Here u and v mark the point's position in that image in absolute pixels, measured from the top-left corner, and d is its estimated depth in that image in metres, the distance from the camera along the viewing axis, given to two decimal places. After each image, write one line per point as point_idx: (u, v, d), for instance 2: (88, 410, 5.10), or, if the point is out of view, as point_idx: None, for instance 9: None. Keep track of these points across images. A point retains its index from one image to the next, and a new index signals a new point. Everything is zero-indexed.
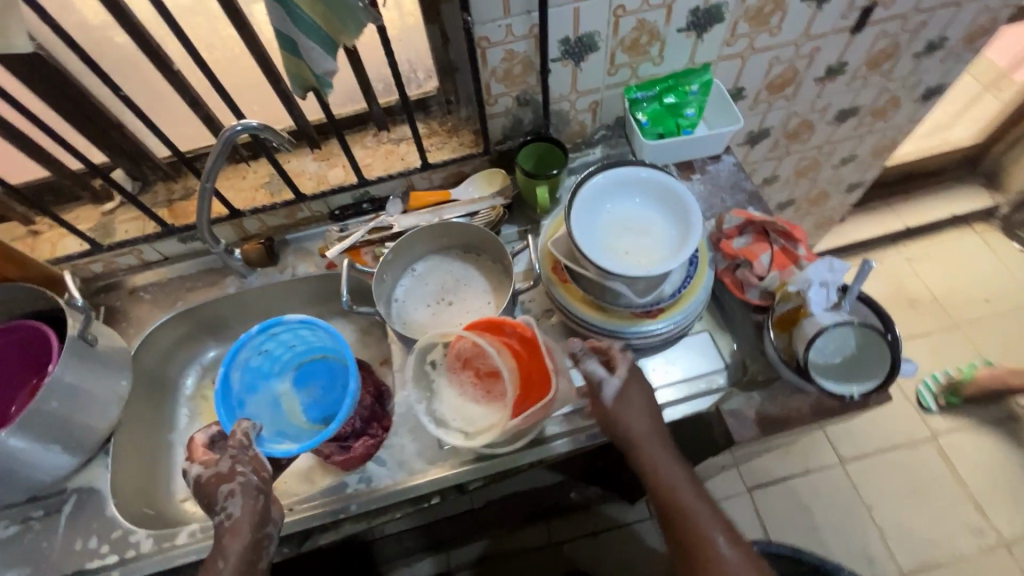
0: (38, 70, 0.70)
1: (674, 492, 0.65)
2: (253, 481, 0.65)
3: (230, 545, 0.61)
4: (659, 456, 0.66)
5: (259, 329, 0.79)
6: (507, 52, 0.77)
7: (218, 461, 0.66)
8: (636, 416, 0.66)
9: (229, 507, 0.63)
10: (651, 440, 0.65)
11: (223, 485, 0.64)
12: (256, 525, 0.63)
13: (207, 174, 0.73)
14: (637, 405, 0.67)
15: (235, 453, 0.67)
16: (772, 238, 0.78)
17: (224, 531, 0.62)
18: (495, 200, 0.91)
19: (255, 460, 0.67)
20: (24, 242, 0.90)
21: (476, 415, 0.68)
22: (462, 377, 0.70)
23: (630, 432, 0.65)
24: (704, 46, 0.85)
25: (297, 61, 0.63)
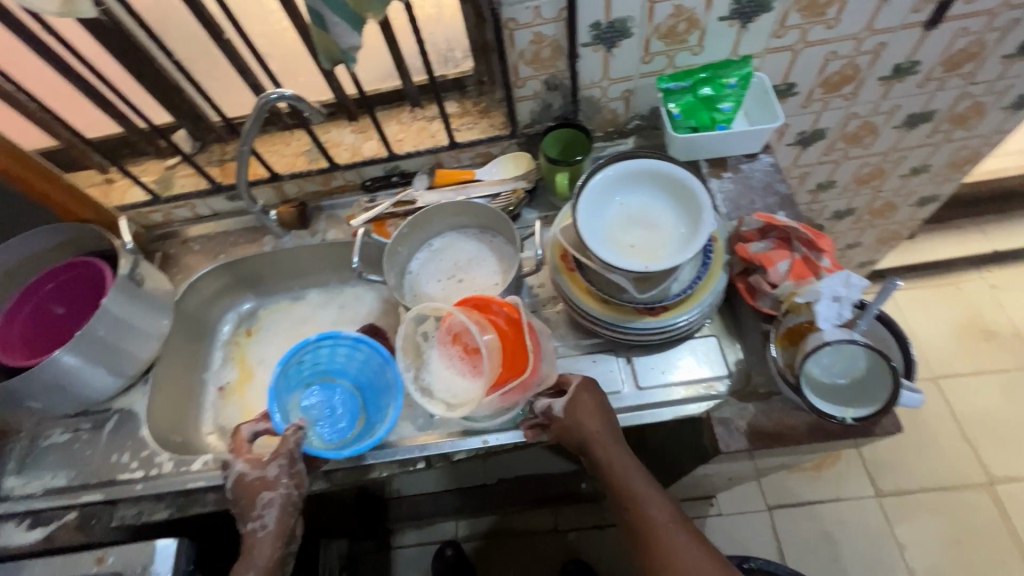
0: (111, 35, 0.79)
1: (632, 489, 0.67)
2: (293, 496, 0.70)
3: (258, 556, 0.67)
4: (615, 456, 0.68)
5: (320, 337, 0.80)
6: (536, 35, 0.77)
7: (268, 466, 0.70)
8: (592, 417, 0.68)
9: (265, 518, 0.68)
10: (608, 441, 0.68)
11: (264, 494, 0.69)
12: (281, 543, 0.69)
13: (245, 138, 0.79)
14: (591, 407, 0.69)
15: (283, 463, 0.70)
16: (794, 246, 0.74)
17: (256, 541, 0.68)
18: (518, 182, 0.92)
19: (298, 474, 0.71)
20: (99, 189, 1.01)
21: (460, 387, 0.73)
22: (451, 351, 0.75)
23: (586, 431, 0.68)
24: (750, 37, 0.81)
25: (325, 36, 0.66)
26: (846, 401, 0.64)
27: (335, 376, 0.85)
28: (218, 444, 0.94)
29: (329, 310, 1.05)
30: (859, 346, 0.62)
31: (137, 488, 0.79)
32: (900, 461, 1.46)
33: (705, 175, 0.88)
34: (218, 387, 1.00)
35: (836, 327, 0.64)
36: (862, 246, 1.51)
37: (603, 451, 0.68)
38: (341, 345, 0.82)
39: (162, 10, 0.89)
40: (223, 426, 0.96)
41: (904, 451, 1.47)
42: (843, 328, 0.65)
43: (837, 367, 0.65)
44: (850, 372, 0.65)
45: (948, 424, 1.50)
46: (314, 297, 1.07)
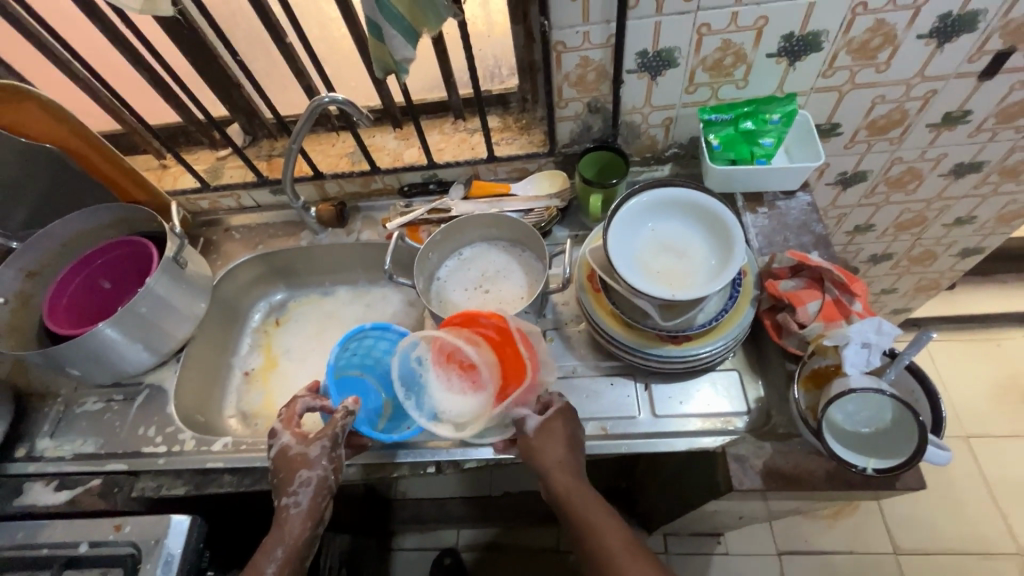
0: (181, 31, 0.83)
1: (594, 532, 0.63)
2: (329, 480, 0.70)
3: (288, 534, 0.68)
4: (574, 492, 0.66)
5: (376, 326, 0.85)
6: (582, 59, 0.79)
7: (311, 445, 0.70)
8: (551, 447, 0.68)
9: (298, 497, 0.69)
10: (568, 474, 0.67)
11: (302, 473, 0.69)
12: (311, 524, 0.69)
13: (296, 136, 0.83)
14: (553, 438, 0.69)
15: (325, 445, 0.71)
16: (825, 287, 0.73)
17: (288, 518, 0.68)
18: (551, 200, 0.93)
19: (338, 458, 0.72)
20: (154, 172, 1.07)
21: (467, 400, 0.75)
22: (448, 369, 0.77)
23: (543, 461, 0.67)
24: (796, 75, 0.81)
25: (381, 46, 0.69)
26: (870, 451, 0.63)
27: (363, 372, 0.84)
28: (238, 427, 0.97)
29: (355, 308, 1.08)
30: (886, 397, 0.60)
31: (159, 462, 0.82)
32: (921, 519, 1.40)
33: (740, 208, 0.88)
34: (244, 373, 1.03)
35: (863, 374, 0.63)
36: (898, 292, 1.47)
37: (561, 485, 0.66)
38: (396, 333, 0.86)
39: (229, 10, 0.94)
40: (245, 410, 0.99)
41: (927, 509, 1.42)
42: (871, 376, 0.63)
43: (862, 416, 0.64)
44: (875, 422, 0.63)
45: (976, 487, 1.44)
46: (343, 294, 1.10)
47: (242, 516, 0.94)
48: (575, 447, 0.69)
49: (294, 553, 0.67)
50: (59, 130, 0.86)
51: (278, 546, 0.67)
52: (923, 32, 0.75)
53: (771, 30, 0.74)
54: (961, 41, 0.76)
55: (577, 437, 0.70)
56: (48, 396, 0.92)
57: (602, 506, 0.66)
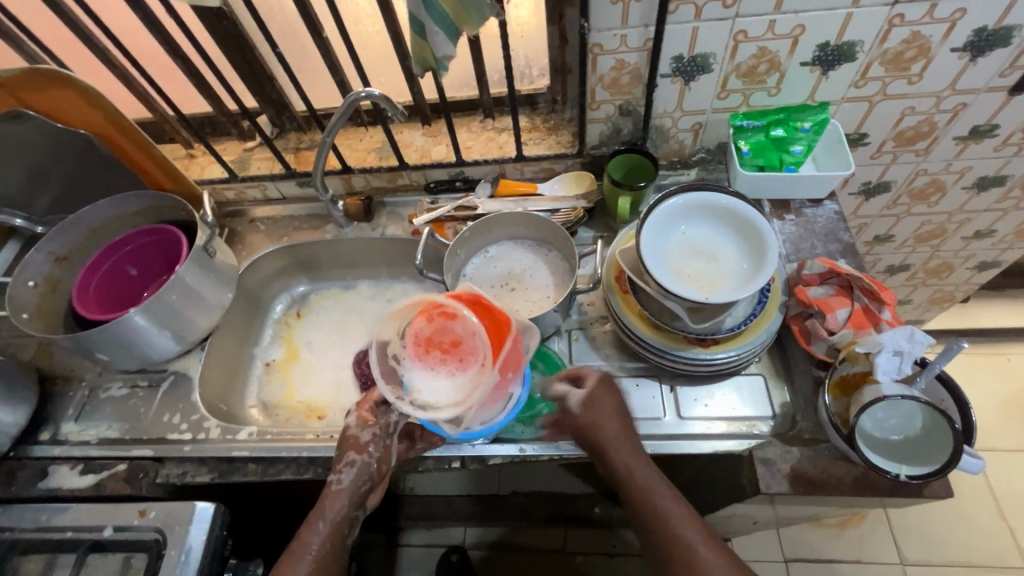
0: (219, 22, 0.84)
1: (650, 498, 0.64)
2: (372, 467, 0.71)
3: (329, 508, 0.68)
4: (632, 461, 0.66)
5: None
6: (618, 61, 0.80)
7: (366, 429, 0.72)
8: (603, 418, 0.68)
9: (342, 475, 0.70)
10: (625, 447, 0.66)
11: (350, 454, 0.71)
12: (352, 505, 0.69)
13: (330, 129, 0.84)
14: (605, 410, 0.68)
15: (377, 432, 0.72)
16: (854, 295, 0.74)
17: (330, 494, 0.69)
18: (578, 201, 0.94)
19: (386, 448, 0.73)
20: (182, 161, 1.07)
21: (451, 386, 0.67)
22: (428, 359, 0.69)
23: (598, 431, 0.67)
24: (829, 85, 0.81)
25: (423, 44, 0.70)
26: (900, 458, 0.63)
27: None
28: (259, 417, 0.98)
29: (377, 303, 1.09)
30: (918, 404, 0.61)
31: (185, 449, 0.83)
32: (928, 531, 1.41)
33: (767, 214, 0.88)
34: (265, 363, 1.04)
35: (894, 382, 0.64)
36: (912, 303, 1.48)
37: (619, 456, 0.66)
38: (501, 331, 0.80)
39: (264, 3, 0.95)
40: (266, 401, 0.99)
41: (936, 520, 1.42)
42: (901, 384, 0.64)
43: (892, 423, 0.65)
44: (905, 429, 0.64)
45: (983, 501, 1.44)
46: (364, 288, 1.11)
47: (260, 506, 0.94)
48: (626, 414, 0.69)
49: (333, 531, 0.68)
50: (93, 117, 0.86)
51: (318, 522, 0.67)
52: (958, 45, 0.75)
53: (807, 39, 0.75)
54: (994, 55, 0.77)
55: (625, 407, 0.70)
56: (73, 381, 0.92)
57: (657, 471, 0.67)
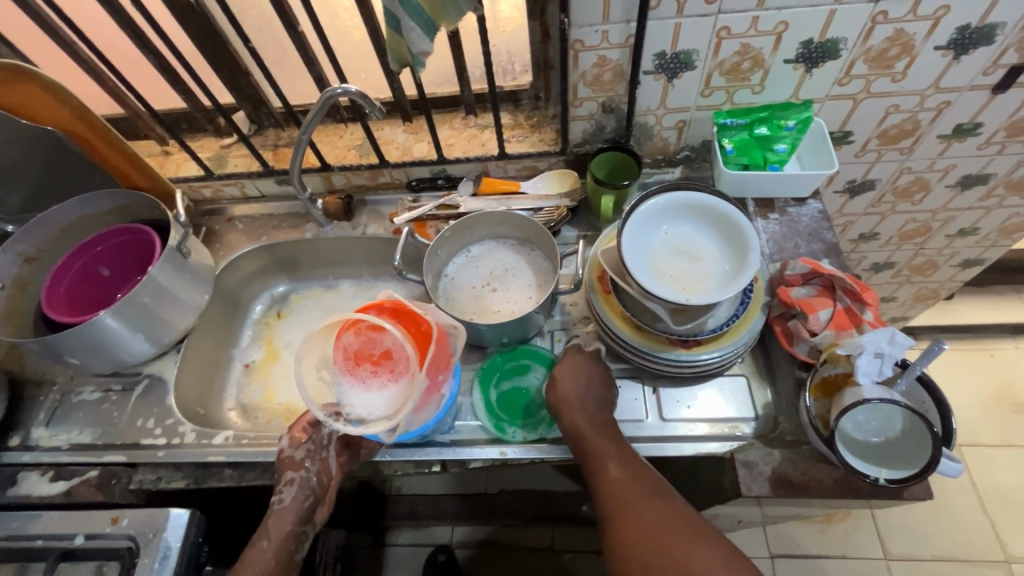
0: (191, 15, 0.82)
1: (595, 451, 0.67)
2: (311, 481, 0.72)
3: (273, 527, 0.70)
4: (586, 423, 0.69)
5: None
6: (600, 58, 0.78)
7: (299, 447, 0.73)
8: (563, 383, 0.73)
9: (283, 494, 0.71)
10: (576, 405, 0.71)
11: (288, 473, 0.72)
12: (297, 521, 0.71)
13: (306, 127, 0.82)
14: (570, 380, 0.74)
15: (312, 447, 0.74)
16: (837, 295, 0.73)
17: (273, 513, 0.71)
18: (561, 200, 0.93)
19: (324, 460, 0.74)
20: (156, 159, 1.05)
21: (384, 398, 0.72)
22: (360, 372, 0.74)
23: (558, 396, 0.72)
24: (813, 82, 0.81)
25: (398, 39, 0.68)
26: (880, 461, 0.63)
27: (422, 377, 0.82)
28: (237, 420, 0.96)
29: (359, 303, 1.07)
30: (898, 407, 0.61)
31: (159, 455, 0.81)
32: (912, 525, 1.42)
33: (751, 214, 0.87)
34: (244, 365, 1.02)
35: (875, 384, 0.63)
36: (897, 300, 1.48)
37: (573, 420, 0.70)
38: (474, 332, 0.80)
39: None
40: (245, 403, 0.98)
41: (920, 515, 1.43)
42: (882, 386, 0.64)
43: (873, 425, 0.64)
44: (885, 432, 0.64)
45: (966, 496, 1.46)
46: (346, 288, 1.09)
47: (240, 509, 0.92)
48: (592, 382, 0.74)
49: (281, 548, 0.70)
50: (59, 112, 0.83)
51: (264, 542, 0.69)
52: (941, 43, 0.75)
53: (790, 36, 0.74)
54: (977, 53, 0.76)
55: (592, 379, 0.74)
56: (44, 384, 0.90)
57: (617, 433, 0.70)
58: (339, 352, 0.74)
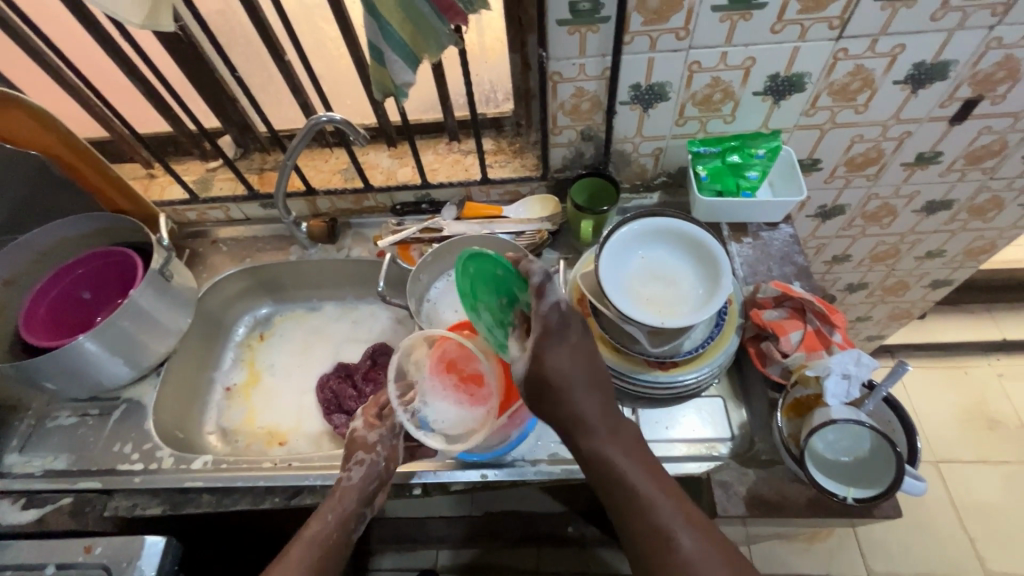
0: (179, 44, 0.83)
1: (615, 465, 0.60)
2: (379, 465, 0.73)
3: (339, 502, 0.70)
4: (601, 433, 0.61)
5: None
6: (577, 89, 0.81)
7: (372, 430, 0.76)
8: (575, 395, 0.61)
9: (352, 472, 0.72)
10: (589, 414, 0.61)
11: (359, 453, 0.74)
12: (361, 500, 0.71)
13: (291, 152, 0.83)
14: (575, 362, 0.61)
15: (384, 433, 0.77)
16: (807, 317, 0.75)
17: (339, 488, 0.71)
18: (543, 223, 0.95)
19: (394, 448, 0.76)
20: (141, 182, 1.05)
21: (454, 418, 0.76)
22: (446, 381, 0.78)
23: (565, 408, 0.61)
24: (781, 113, 0.84)
25: (383, 70, 0.70)
26: (847, 479, 0.65)
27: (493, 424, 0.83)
28: (218, 444, 0.95)
29: (342, 325, 1.08)
30: (865, 427, 0.63)
31: (135, 481, 0.80)
32: (894, 543, 1.43)
33: (725, 238, 0.90)
34: (225, 388, 1.01)
35: (843, 405, 0.65)
36: (872, 320, 1.52)
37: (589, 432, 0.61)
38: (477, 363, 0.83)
39: (226, 26, 0.95)
40: (225, 426, 0.97)
41: (900, 533, 1.45)
42: (849, 406, 0.66)
43: (842, 444, 0.66)
44: (854, 451, 0.65)
45: (946, 513, 1.48)
46: (331, 310, 1.10)
47: (218, 535, 0.91)
48: (598, 385, 0.63)
49: (342, 524, 0.69)
50: (44, 137, 0.84)
51: (329, 514, 0.69)
52: (899, 78, 0.79)
53: (757, 70, 0.78)
54: (934, 88, 0.80)
55: (600, 372, 0.63)
56: (19, 410, 0.88)
57: (627, 434, 0.63)
58: (437, 352, 0.79)
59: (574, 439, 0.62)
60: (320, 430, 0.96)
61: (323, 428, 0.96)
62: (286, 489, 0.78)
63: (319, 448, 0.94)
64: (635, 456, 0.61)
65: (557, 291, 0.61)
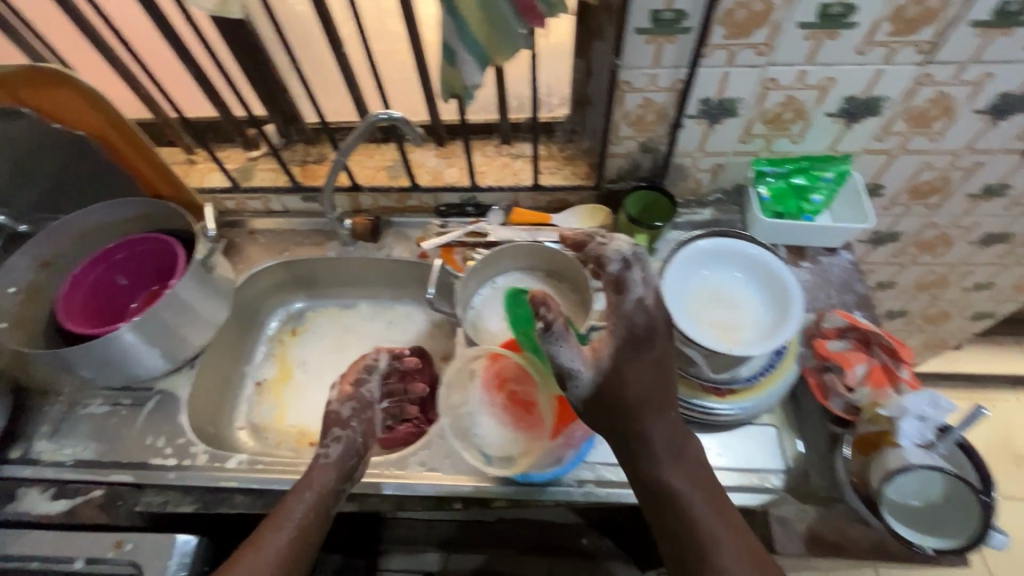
0: (236, 30, 0.81)
1: (671, 482, 0.62)
2: (356, 439, 0.77)
3: (316, 478, 0.71)
4: (660, 449, 0.63)
5: None
6: (645, 100, 0.78)
7: (344, 405, 0.81)
8: (642, 411, 0.62)
9: (330, 449, 0.74)
10: (654, 431, 0.63)
11: (336, 429, 0.78)
12: (339, 477, 0.72)
13: (345, 148, 0.81)
14: (646, 379, 0.62)
15: (356, 407, 0.82)
16: (872, 351, 0.73)
17: (317, 465, 0.73)
18: (592, 234, 0.91)
19: (367, 422, 0.81)
20: (181, 167, 1.03)
21: (496, 439, 0.75)
22: (497, 398, 0.77)
23: (630, 423, 0.63)
24: (851, 136, 0.81)
25: (452, 70, 0.68)
26: (919, 526, 0.63)
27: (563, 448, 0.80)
28: (248, 441, 0.93)
29: (376, 325, 1.05)
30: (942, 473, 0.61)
31: (169, 477, 0.78)
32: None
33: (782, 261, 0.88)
34: (256, 383, 0.99)
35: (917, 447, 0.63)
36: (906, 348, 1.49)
37: (649, 448, 0.63)
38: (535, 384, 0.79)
39: None
40: (255, 423, 0.95)
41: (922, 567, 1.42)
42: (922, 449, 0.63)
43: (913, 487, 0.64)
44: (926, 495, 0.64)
45: None
46: (364, 309, 1.07)
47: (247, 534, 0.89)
48: (668, 403, 0.64)
49: (319, 500, 0.70)
50: (94, 119, 0.82)
51: (306, 492, 0.70)
52: (981, 108, 0.76)
53: (834, 92, 0.75)
54: (1015, 119, 0.77)
55: (670, 392, 0.64)
56: (49, 395, 0.86)
57: (686, 452, 0.64)
58: (494, 367, 0.78)
59: (636, 453, 0.64)
60: None
61: None
62: None
63: None
64: (692, 473, 0.63)
65: (638, 288, 0.60)
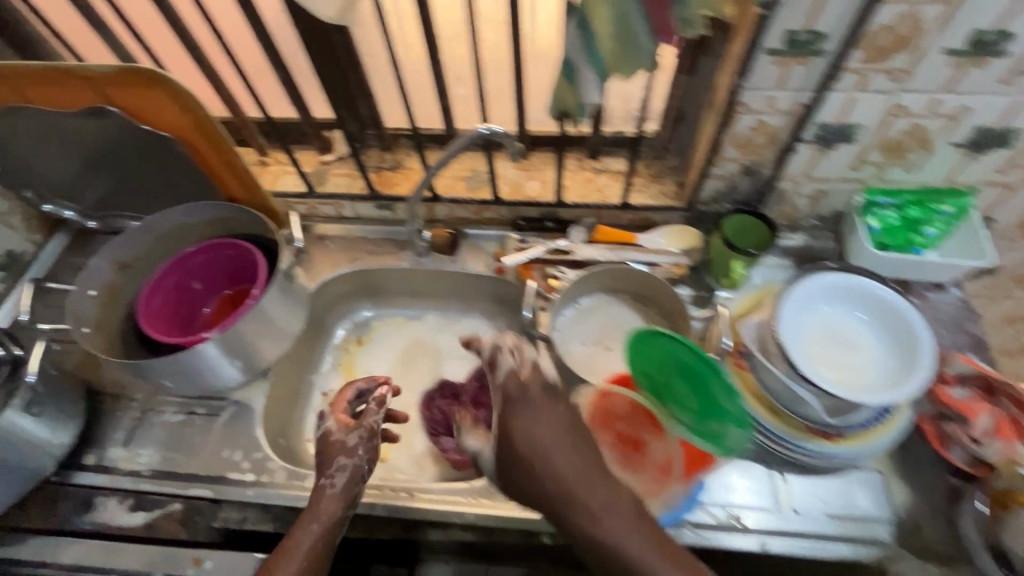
0: (330, 35, 0.78)
1: (612, 537, 0.58)
2: (363, 468, 0.67)
3: (323, 510, 0.64)
4: (588, 500, 0.59)
5: None
6: (758, 122, 0.74)
7: (350, 433, 0.69)
8: (550, 457, 0.61)
9: (334, 480, 0.66)
10: (570, 478, 0.60)
11: (340, 458, 0.67)
12: (346, 506, 0.65)
13: (439, 162, 0.78)
14: (553, 425, 0.63)
15: (364, 435, 0.69)
16: (999, 401, 0.69)
17: (323, 498, 0.65)
18: (680, 257, 0.88)
19: (375, 449, 0.70)
20: (252, 169, 1.01)
21: None
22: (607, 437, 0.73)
23: (550, 475, 0.61)
24: (973, 168, 0.76)
25: (569, 87, 0.64)
26: None
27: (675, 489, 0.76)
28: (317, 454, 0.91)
29: (445, 338, 1.03)
30: None
31: (248, 493, 0.76)
32: None
33: None
34: (323, 393, 0.97)
35: None
36: None
37: (576, 501, 0.59)
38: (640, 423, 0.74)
39: None
40: None
41: None
42: None
43: None
44: None
45: None
46: (432, 320, 1.04)
47: None
48: (569, 444, 0.63)
49: (328, 528, 0.64)
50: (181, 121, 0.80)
51: (313, 526, 0.63)
52: None
53: (967, 122, 0.70)
54: None
55: (564, 430, 0.64)
56: (122, 400, 0.84)
57: (619, 497, 0.60)
58: (601, 403, 0.74)
59: (561, 511, 0.60)
60: (424, 449, 0.92)
61: (427, 448, 0.92)
62: (404, 518, 0.76)
63: (422, 469, 0.89)
64: (633, 524, 0.59)
65: (507, 361, 0.66)
